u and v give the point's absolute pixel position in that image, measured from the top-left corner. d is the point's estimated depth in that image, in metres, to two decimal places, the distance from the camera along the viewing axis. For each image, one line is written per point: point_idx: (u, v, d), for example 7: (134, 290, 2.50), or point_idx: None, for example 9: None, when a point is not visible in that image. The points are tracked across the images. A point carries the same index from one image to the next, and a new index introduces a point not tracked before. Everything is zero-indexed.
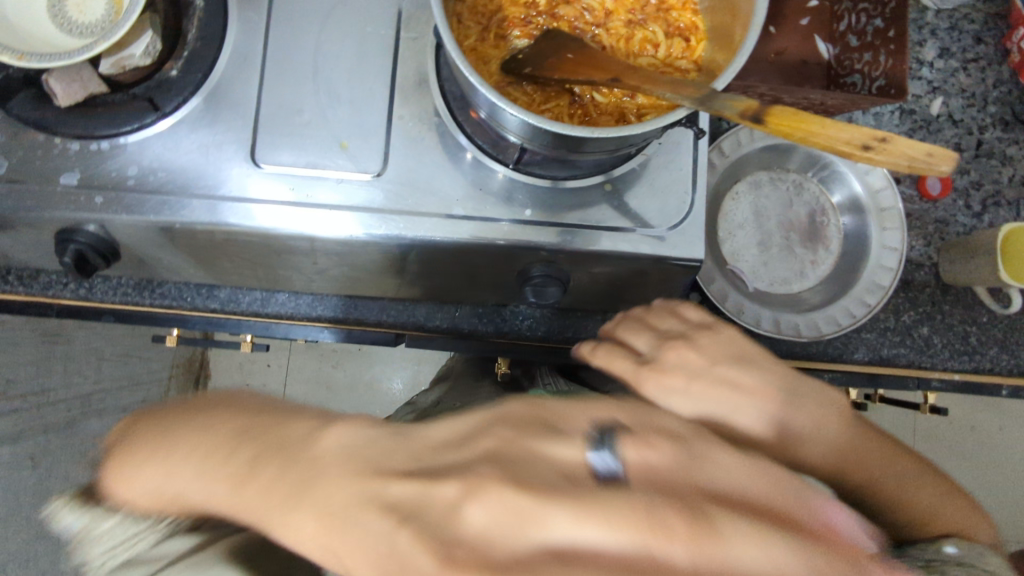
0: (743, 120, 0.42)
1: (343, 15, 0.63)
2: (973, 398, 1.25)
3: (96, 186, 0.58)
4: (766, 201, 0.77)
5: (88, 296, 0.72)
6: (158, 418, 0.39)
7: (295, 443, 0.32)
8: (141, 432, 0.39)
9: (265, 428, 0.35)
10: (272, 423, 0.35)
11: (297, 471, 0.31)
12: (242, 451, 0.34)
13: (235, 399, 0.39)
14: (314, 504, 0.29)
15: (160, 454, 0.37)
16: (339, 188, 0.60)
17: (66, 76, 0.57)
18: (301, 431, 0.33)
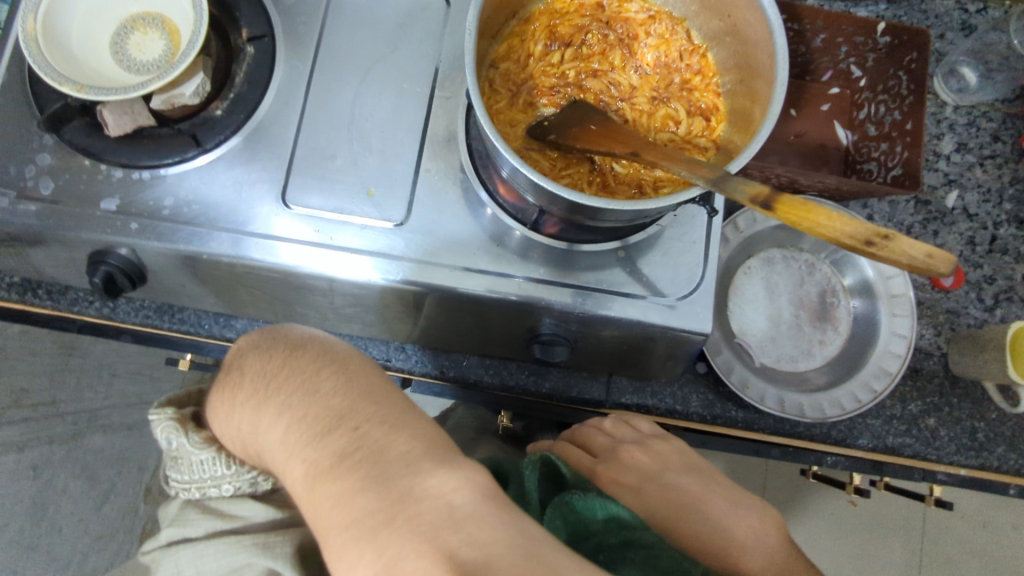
0: (754, 204, 0.44)
1: (383, 70, 0.67)
2: (984, 495, 1.21)
3: (133, 212, 0.61)
4: (778, 278, 0.78)
5: (111, 315, 0.74)
6: (287, 366, 0.45)
7: (394, 462, 0.38)
8: (264, 371, 0.46)
9: (375, 427, 0.40)
10: (378, 423, 0.40)
11: (390, 502, 0.36)
12: (348, 437, 0.40)
13: (296, 400, 0.43)
14: (387, 536, 0.35)
15: (283, 405, 0.43)
16: (360, 234, 0.62)
17: (119, 108, 0.61)
18: (404, 450, 0.39)
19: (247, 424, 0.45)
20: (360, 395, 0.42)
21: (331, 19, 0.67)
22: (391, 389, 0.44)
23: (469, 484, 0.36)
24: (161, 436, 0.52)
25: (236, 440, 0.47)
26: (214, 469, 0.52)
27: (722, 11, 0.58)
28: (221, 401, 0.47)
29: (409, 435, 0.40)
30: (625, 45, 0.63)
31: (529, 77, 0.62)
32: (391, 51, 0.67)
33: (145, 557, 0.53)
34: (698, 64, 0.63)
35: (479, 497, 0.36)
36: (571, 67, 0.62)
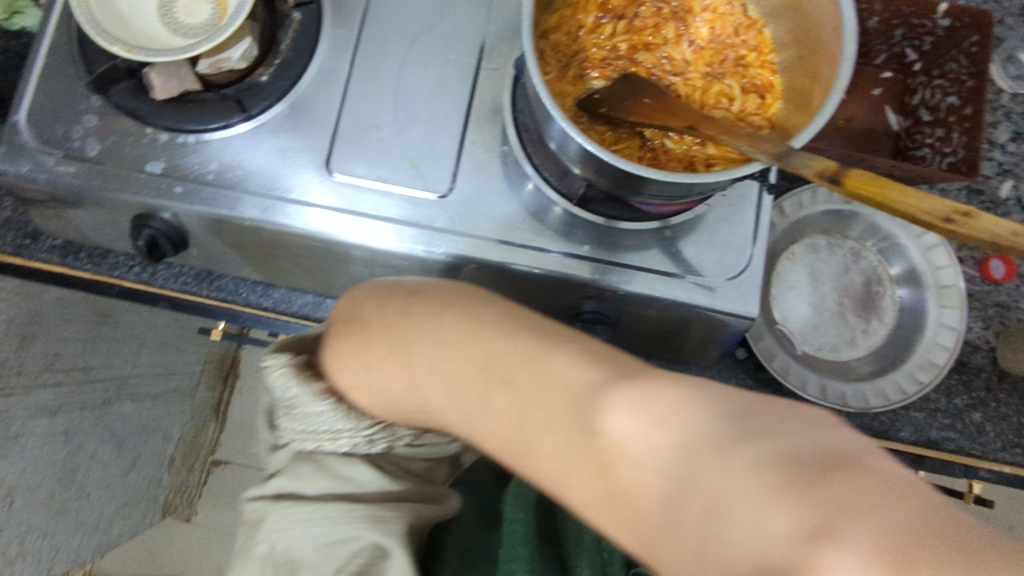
0: (821, 179, 0.43)
1: (430, 39, 0.66)
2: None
3: (178, 176, 0.61)
4: (823, 265, 0.76)
5: (150, 280, 0.74)
6: (409, 317, 0.51)
7: (573, 401, 0.40)
8: (387, 325, 0.52)
9: (529, 371, 0.43)
10: (518, 359, 0.45)
11: (580, 442, 0.38)
12: (522, 386, 0.43)
13: (434, 349, 0.49)
14: (598, 481, 0.37)
15: (431, 358, 0.49)
16: (402, 204, 0.62)
17: (165, 71, 0.60)
18: (574, 385, 0.40)
19: (397, 377, 0.51)
20: (497, 340, 0.46)
21: None
22: (523, 322, 0.47)
23: (643, 414, 0.36)
24: (278, 382, 0.55)
25: (382, 393, 0.53)
26: (335, 423, 0.55)
27: None
28: (348, 351, 0.54)
29: (576, 366, 0.41)
30: (680, 19, 0.62)
31: (582, 49, 0.61)
32: (438, 20, 0.66)
33: (249, 505, 0.56)
34: (754, 40, 0.62)
35: (649, 426, 0.35)
36: (623, 40, 0.61)
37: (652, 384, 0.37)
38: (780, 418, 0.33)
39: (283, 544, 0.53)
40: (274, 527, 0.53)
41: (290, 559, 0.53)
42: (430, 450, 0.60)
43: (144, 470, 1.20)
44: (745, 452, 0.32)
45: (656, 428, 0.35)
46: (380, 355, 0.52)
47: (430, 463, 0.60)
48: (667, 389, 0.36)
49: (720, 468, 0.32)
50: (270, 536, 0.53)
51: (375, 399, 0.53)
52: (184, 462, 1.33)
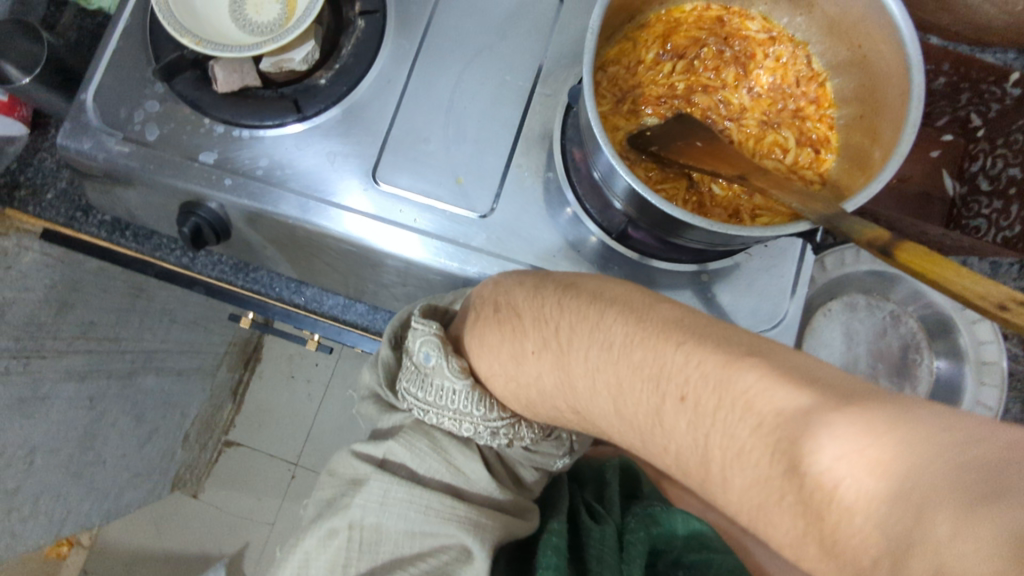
0: (872, 248, 0.43)
1: (488, 59, 0.66)
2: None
3: (228, 169, 0.62)
4: (859, 325, 0.74)
5: (190, 265, 0.76)
6: (562, 310, 0.48)
7: (780, 427, 0.34)
8: (539, 307, 0.50)
9: (708, 385, 0.38)
10: (695, 365, 0.39)
11: (784, 473, 0.33)
12: (706, 399, 0.37)
13: (592, 338, 0.46)
14: (803, 518, 0.32)
15: (582, 355, 0.47)
16: (441, 218, 0.62)
17: (229, 66, 0.61)
18: (785, 412, 0.34)
19: (545, 369, 0.49)
20: (672, 344, 0.41)
21: (443, 4, 0.67)
22: (695, 325, 0.42)
23: (855, 453, 0.30)
24: (423, 351, 0.56)
25: (526, 388, 0.52)
26: (465, 406, 0.55)
27: (853, 41, 0.55)
28: (496, 340, 0.53)
29: (787, 387, 0.34)
30: (740, 64, 0.61)
31: (639, 85, 0.60)
32: (499, 41, 0.67)
33: (357, 461, 0.57)
34: (814, 93, 0.61)
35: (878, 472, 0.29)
36: (681, 79, 0.60)
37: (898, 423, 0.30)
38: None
39: (374, 517, 0.54)
40: (375, 495, 0.54)
41: (376, 532, 0.54)
42: (539, 461, 0.60)
43: (161, 443, 1.22)
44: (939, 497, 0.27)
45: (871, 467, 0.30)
46: (539, 340, 0.50)
47: (537, 475, 0.61)
48: (885, 426, 0.30)
49: (937, 519, 0.27)
50: (365, 503, 0.54)
51: (520, 390, 0.53)
52: (200, 438, 1.36)
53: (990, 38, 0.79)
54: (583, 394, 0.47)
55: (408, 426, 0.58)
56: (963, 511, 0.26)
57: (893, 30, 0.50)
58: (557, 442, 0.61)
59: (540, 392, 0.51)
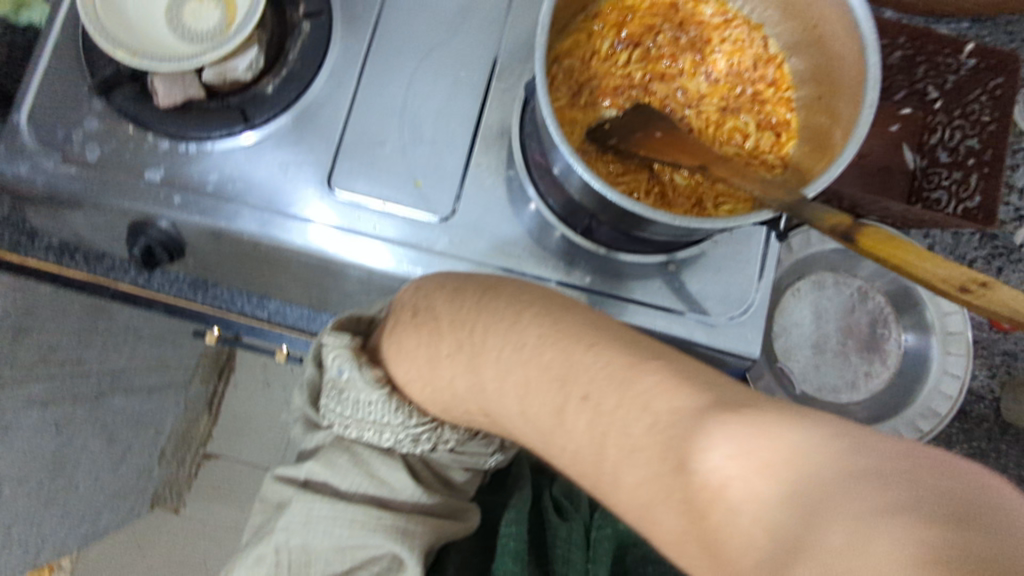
0: (836, 234, 0.42)
1: (440, 57, 0.64)
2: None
3: (177, 185, 0.60)
4: (827, 302, 0.75)
5: (145, 285, 0.73)
6: (480, 313, 0.49)
7: (675, 427, 0.37)
8: (455, 312, 0.50)
9: (611, 387, 0.41)
10: (603, 371, 0.42)
11: (675, 472, 0.36)
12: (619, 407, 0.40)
13: (507, 339, 0.47)
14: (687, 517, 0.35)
15: (496, 360, 0.47)
16: (402, 224, 0.61)
17: (170, 79, 0.59)
18: (678, 413, 0.37)
19: (461, 377, 0.50)
20: (580, 347, 0.43)
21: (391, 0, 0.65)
22: (606, 332, 0.45)
23: (747, 453, 0.33)
24: (335, 364, 0.55)
25: (439, 391, 0.52)
26: (384, 417, 0.55)
27: (808, 21, 0.55)
28: (414, 343, 0.52)
29: (686, 391, 0.38)
30: (696, 51, 0.60)
31: (596, 76, 0.59)
32: (450, 38, 0.65)
33: (282, 482, 0.58)
34: (772, 75, 0.60)
35: (759, 469, 0.32)
36: (638, 68, 0.60)
37: (790, 424, 0.33)
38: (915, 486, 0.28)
39: (300, 537, 0.55)
40: (299, 517, 0.55)
41: (305, 552, 0.55)
42: (469, 460, 0.60)
43: (135, 462, 1.19)
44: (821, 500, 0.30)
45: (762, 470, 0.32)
46: (461, 343, 0.50)
47: (467, 474, 0.62)
48: (775, 426, 0.33)
49: (831, 527, 0.28)
50: (290, 526, 0.55)
51: (435, 396, 0.53)
52: (176, 453, 1.33)
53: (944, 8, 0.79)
54: (490, 396, 0.48)
55: (328, 445, 0.58)
56: (862, 513, 0.28)
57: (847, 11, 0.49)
58: (486, 442, 0.60)
59: (450, 399, 0.52)
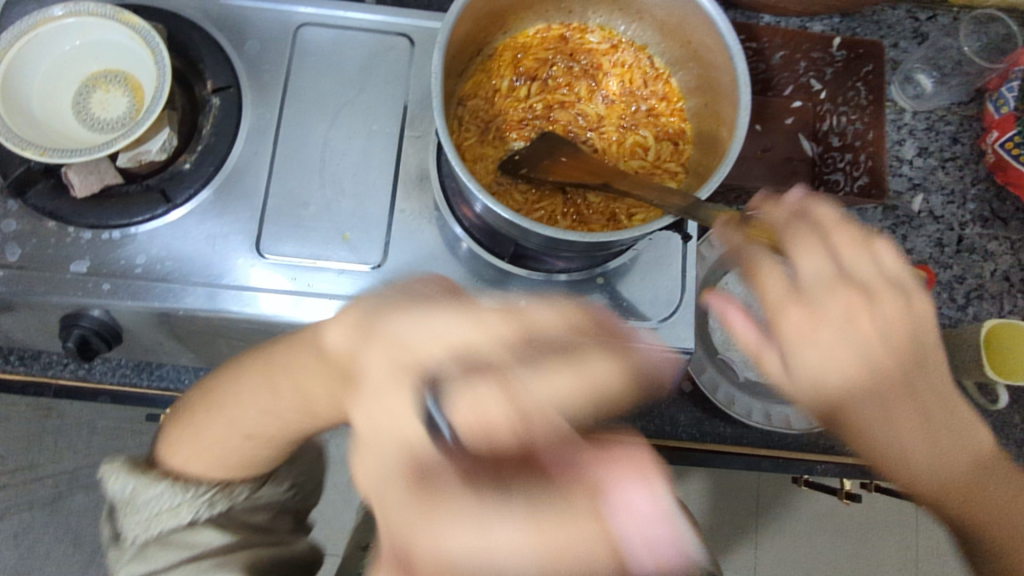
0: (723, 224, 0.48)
1: (351, 112, 0.67)
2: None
3: (105, 273, 0.60)
4: (756, 292, 0.78)
5: (86, 376, 0.73)
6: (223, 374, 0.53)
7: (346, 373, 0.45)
8: (228, 373, 0.53)
9: (308, 366, 0.48)
10: (285, 369, 0.49)
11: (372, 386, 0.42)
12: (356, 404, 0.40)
13: (241, 364, 0.52)
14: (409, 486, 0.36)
15: (235, 387, 0.51)
16: (340, 279, 0.62)
17: (84, 169, 0.60)
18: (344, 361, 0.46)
19: (217, 425, 0.51)
20: (280, 347, 0.50)
21: (296, 65, 0.67)
22: (280, 340, 0.52)
23: (395, 353, 0.42)
24: (113, 488, 0.52)
25: (220, 450, 0.52)
26: (171, 501, 0.51)
27: (682, 38, 0.59)
28: (202, 419, 0.52)
29: (336, 330, 0.46)
30: (591, 78, 0.64)
31: (502, 113, 0.63)
32: (358, 93, 0.67)
33: None
34: (663, 90, 0.64)
35: (402, 366, 0.42)
36: (538, 100, 0.63)
37: (436, 315, 0.43)
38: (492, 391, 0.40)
39: None
40: None
41: None
42: (274, 506, 0.56)
43: None
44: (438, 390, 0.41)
45: (823, 323, 0.50)
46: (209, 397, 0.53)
47: (272, 515, 0.56)
48: (434, 318, 0.43)
49: (385, 397, 0.40)
50: None
51: (218, 461, 0.52)
52: None
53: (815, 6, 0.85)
54: (226, 410, 0.51)
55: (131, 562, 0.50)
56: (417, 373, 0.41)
57: (713, 23, 0.53)
58: (280, 480, 0.57)
59: (239, 458, 0.52)
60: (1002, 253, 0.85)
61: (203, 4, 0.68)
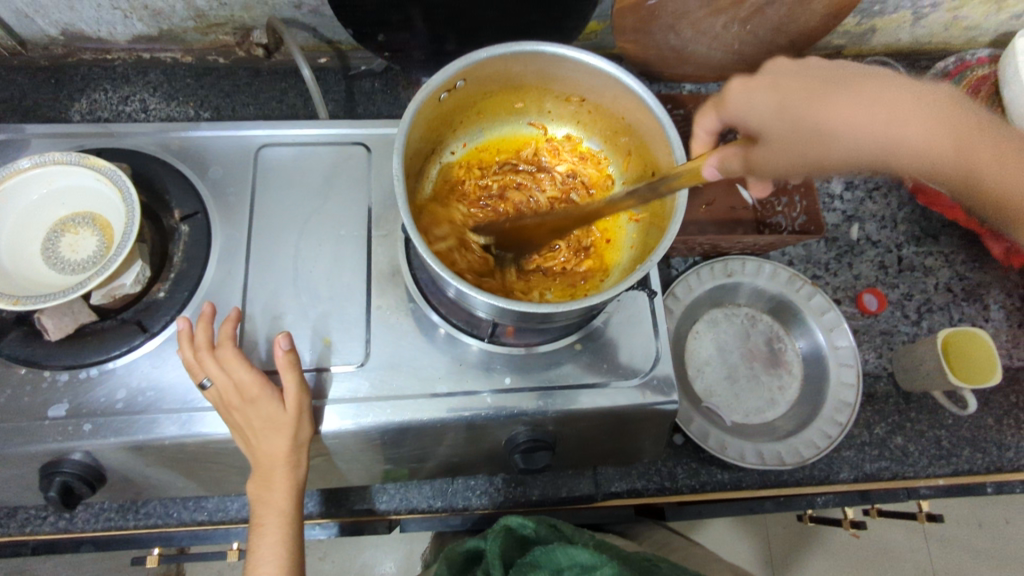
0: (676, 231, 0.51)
1: (318, 221, 0.69)
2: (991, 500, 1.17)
3: (84, 413, 0.59)
4: (725, 335, 0.84)
5: (67, 526, 0.71)
6: None
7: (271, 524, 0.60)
8: None
9: (255, 541, 0.60)
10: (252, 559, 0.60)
11: (260, 480, 0.60)
12: (282, 476, 0.59)
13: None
14: None
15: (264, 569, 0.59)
16: (328, 383, 0.62)
17: (57, 311, 0.59)
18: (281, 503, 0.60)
19: None
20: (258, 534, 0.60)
21: (260, 183, 0.70)
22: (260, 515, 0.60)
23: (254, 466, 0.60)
24: None
25: None
26: None
27: (614, 115, 0.63)
28: None
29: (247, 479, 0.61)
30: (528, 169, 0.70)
31: (455, 201, 0.67)
32: (322, 202, 0.70)
33: None
34: (594, 171, 0.70)
35: (259, 475, 0.59)
36: (491, 183, 0.69)
37: (242, 441, 0.59)
38: (265, 467, 0.58)
39: None
40: None
41: None
42: None
43: None
44: (258, 451, 0.58)
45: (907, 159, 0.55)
46: None
47: None
48: (240, 436, 0.59)
49: (247, 431, 0.58)
50: None
51: None
52: None
53: (729, 72, 0.95)
54: None
55: None
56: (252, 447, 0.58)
57: (640, 99, 0.57)
58: None
59: None
60: (939, 267, 0.92)
61: (163, 139, 0.71)
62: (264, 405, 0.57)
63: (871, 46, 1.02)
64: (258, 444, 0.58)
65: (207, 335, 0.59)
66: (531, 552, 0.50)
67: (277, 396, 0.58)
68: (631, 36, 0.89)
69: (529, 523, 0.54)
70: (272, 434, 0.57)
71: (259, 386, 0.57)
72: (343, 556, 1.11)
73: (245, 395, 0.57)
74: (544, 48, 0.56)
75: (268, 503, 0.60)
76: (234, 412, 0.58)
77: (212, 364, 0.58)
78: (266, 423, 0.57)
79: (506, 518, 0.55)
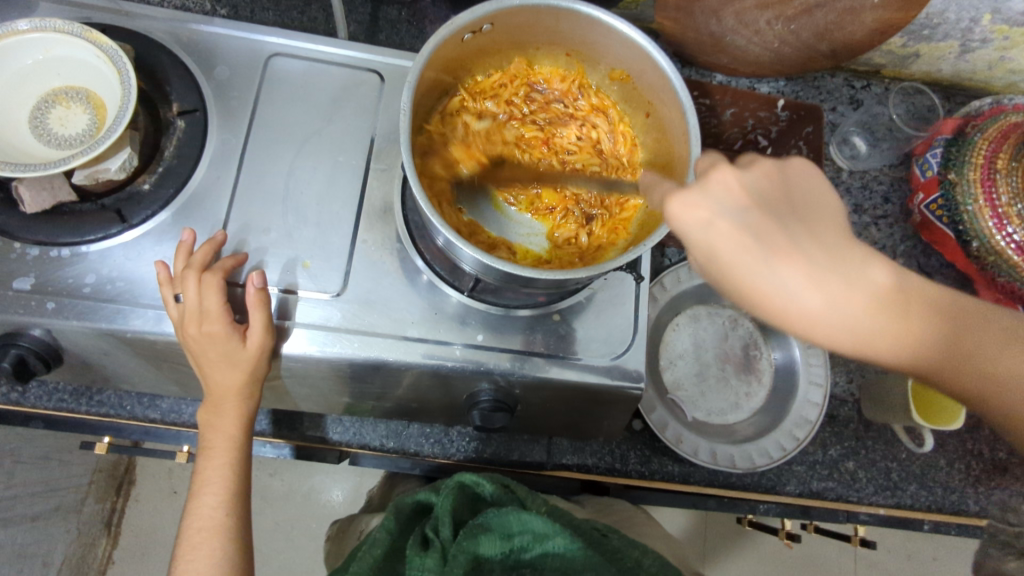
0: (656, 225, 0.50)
1: (319, 141, 0.67)
2: (926, 535, 1.20)
3: (50, 292, 0.58)
4: (704, 332, 0.84)
5: (20, 400, 0.71)
6: (188, 522, 0.60)
7: (215, 449, 0.61)
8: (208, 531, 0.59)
9: (200, 462, 0.62)
10: (195, 477, 0.61)
11: (213, 403, 0.61)
12: (234, 406, 0.61)
13: (195, 497, 0.60)
14: None
15: (208, 489, 0.61)
16: (297, 309, 0.62)
17: (36, 184, 0.58)
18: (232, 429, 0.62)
19: (216, 549, 0.58)
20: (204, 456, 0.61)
21: (264, 92, 0.68)
22: (208, 435, 0.62)
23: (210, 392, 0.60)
24: None
25: (234, 543, 0.60)
26: None
27: (643, 97, 0.61)
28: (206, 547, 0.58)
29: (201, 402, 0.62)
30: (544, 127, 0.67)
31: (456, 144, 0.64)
32: (327, 123, 0.68)
33: None
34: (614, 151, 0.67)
35: (215, 399, 0.61)
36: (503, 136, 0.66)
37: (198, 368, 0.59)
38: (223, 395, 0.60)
39: None
40: None
41: None
42: None
43: None
44: (215, 380, 0.59)
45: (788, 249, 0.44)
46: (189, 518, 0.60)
47: None
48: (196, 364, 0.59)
49: (205, 361, 0.58)
50: None
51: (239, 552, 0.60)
52: None
53: (762, 69, 0.93)
54: (231, 541, 0.60)
55: None
56: (209, 374, 0.59)
57: (669, 81, 0.55)
58: None
59: (240, 530, 0.61)
60: None
61: (174, 28, 0.69)
62: (227, 340, 0.57)
63: (911, 71, 1.00)
64: (218, 373, 0.59)
65: (203, 258, 0.59)
66: (484, 514, 0.48)
67: (240, 334, 0.58)
68: (672, 14, 0.88)
69: (485, 483, 0.54)
70: (232, 367, 0.58)
71: (224, 316, 0.58)
72: (291, 477, 1.12)
73: (206, 325, 0.57)
74: (580, 8, 0.54)
75: (215, 425, 0.61)
76: (196, 343, 0.57)
77: (192, 286, 0.57)
78: (228, 356, 0.58)
79: (457, 474, 0.54)
